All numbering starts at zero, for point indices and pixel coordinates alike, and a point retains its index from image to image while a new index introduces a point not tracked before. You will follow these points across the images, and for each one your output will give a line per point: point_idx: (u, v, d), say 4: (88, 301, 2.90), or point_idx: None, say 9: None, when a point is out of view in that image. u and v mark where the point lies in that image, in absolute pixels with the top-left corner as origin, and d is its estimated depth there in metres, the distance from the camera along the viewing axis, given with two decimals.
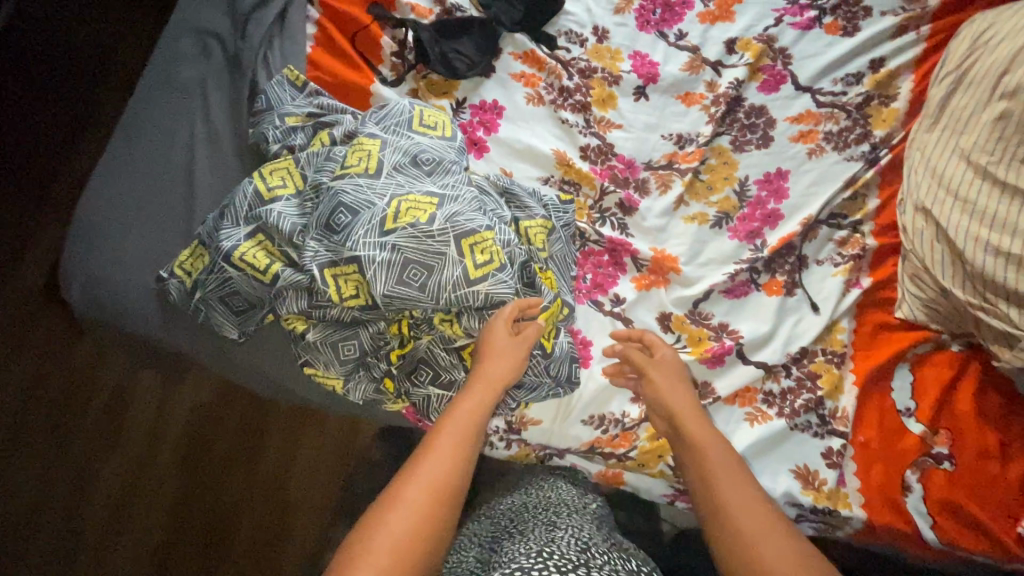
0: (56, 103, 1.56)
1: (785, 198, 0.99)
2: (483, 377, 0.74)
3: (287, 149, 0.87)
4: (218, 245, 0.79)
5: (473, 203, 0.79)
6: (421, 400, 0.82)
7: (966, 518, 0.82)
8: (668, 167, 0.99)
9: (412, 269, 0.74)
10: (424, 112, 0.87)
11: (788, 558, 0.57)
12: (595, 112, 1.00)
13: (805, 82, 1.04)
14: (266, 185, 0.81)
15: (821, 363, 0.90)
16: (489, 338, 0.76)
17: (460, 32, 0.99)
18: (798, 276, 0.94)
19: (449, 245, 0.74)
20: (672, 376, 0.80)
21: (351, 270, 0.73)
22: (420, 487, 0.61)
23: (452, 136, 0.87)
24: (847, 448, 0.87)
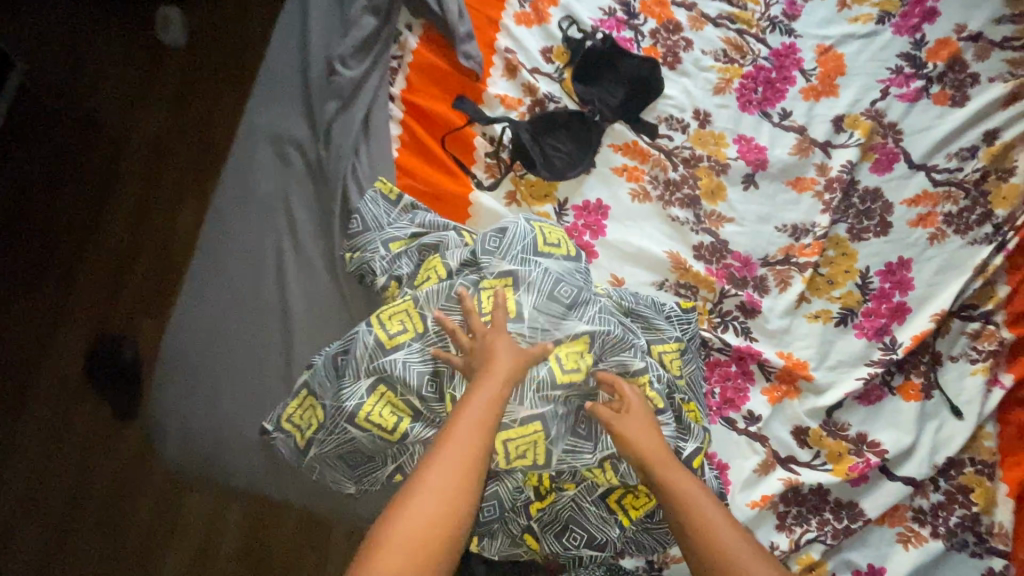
0: (78, 176, 1.46)
1: (910, 289, 0.93)
2: (492, 373, 0.65)
3: (395, 281, 0.82)
4: (339, 405, 0.72)
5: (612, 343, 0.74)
6: (570, 558, 0.75)
7: None
8: (786, 262, 0.93)
9: (581, 418, 0.74)
10: (544, 229, 0.81)
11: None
12: (704, 205, 0.94)
13: (918, 160, 0.98)
14: (385, 332, 0.74)
15: (971, 475, 0.85)
16: (489, 339, 0.68)
17: (558, 126, 0.92)
18: (933, 376, 0.89)
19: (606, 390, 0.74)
20: (646, 419, 0.68)
21: (534, 432, 0.69)
22: (436, 489, 0.56)
23: (577, 255, 0.81)
24: (1010, 568, 0.81)
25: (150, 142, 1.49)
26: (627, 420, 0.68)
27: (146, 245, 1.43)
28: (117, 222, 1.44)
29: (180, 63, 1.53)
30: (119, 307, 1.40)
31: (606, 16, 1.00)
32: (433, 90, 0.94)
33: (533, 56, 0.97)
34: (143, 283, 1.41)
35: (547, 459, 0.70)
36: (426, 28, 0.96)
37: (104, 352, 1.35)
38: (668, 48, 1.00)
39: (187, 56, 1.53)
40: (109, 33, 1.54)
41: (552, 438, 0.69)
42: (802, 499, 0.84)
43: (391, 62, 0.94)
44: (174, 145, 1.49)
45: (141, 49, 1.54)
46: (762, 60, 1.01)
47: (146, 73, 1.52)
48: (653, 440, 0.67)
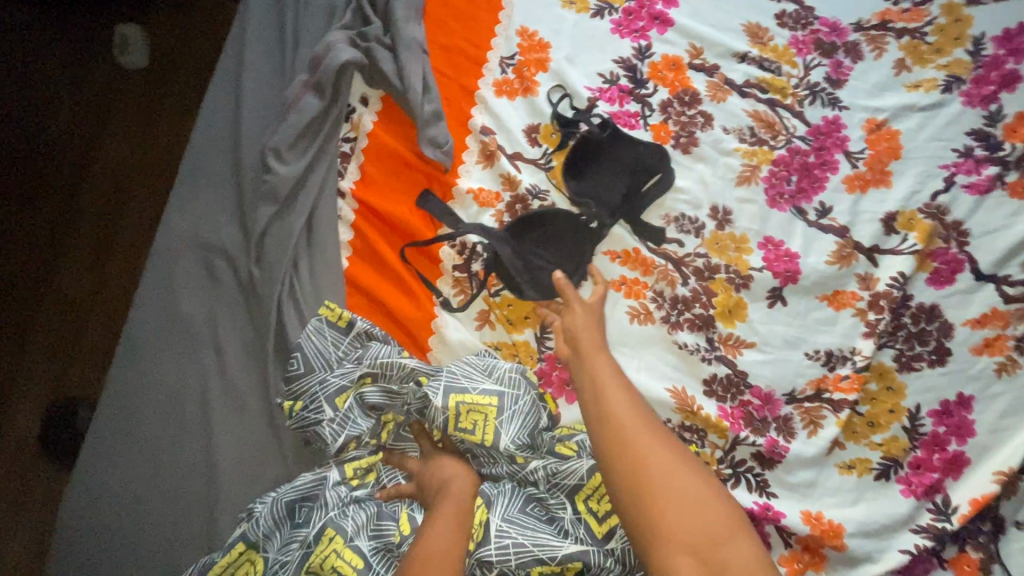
0: (32, 213, 1.25)
1: (970, 435, 0.76)
2: (447, 497, 0.64)
3: (351, 440, 0.68)
4: (284, 556, 0.64)
5: (558, 488, 0.67)
6: None
7: None
8: (817, 398, 0.77)
9: (535, 506, 0.65)
10: (460, 409, 0.67)
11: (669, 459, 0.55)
12: (719, 328, 0.77)
13: (988, 269, 0.79)
14: (350, 480, 0.70)
15: None
16: (438, 467, 0.67)
17: (542, 233, 0.76)
18: (995, 548, 0.73)
19: (565, 506, 0.66)
20: (592, 311, 0.71)
21: (477, 508, 0.64)
22: None
23: (494, 443, 0.66)
24: None
25: (111, 184, 1.28)
26: (570, 313, 0.71)
27: (106, 296, 1.23)
28: (73, 272, 1.23)
29: (144, 88, 1.33)
30: (81, 371, 1.19)
31: (606, 86, 0.83)
32: (390, 182, 0.77)
33: (514, 137, 0.80)
34: (105, 342, 1.21)
35: (484, 534, 0.62)
36: (386, 102, 0.80)
37: (58, 423, 1.13)
38: (681, 125, 0.82)
39: (149, 80, 1.33)
40: (68, 43, 1.31)
41: (491, 506, 0.64)
42: None
43: (342, 147, 0.78)
44: (135, 181, 1.28)
45: (102, 68, 1.32)
46: (797, 140, 0.82)
47: (109, 101, 1.31)
48: (591, 329, 0.69)
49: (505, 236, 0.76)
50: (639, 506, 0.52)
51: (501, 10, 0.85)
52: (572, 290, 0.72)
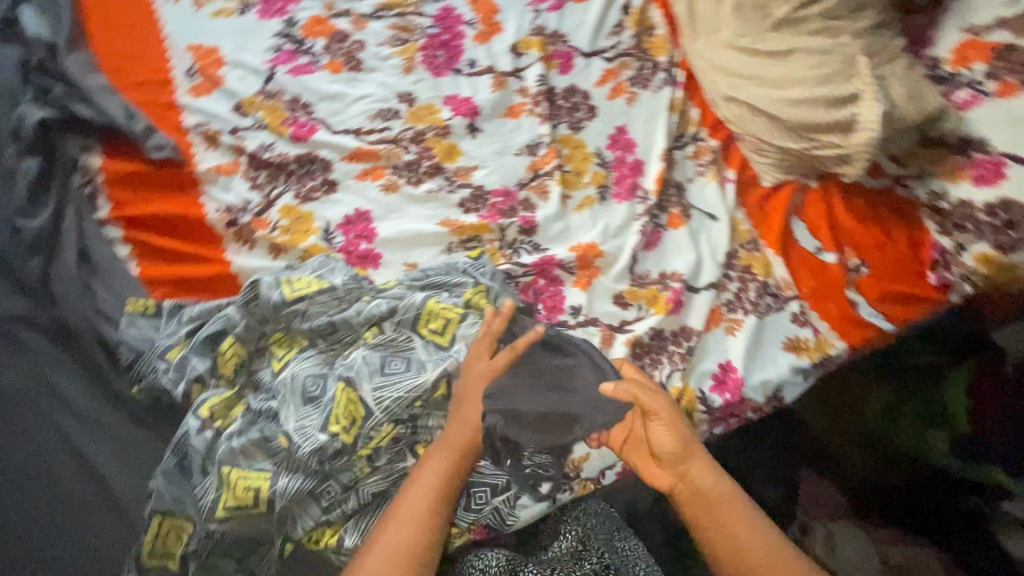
0: None
1: (635, 146, 1.10)
2: (448, 445, 0.73)
3: (196, 382, 0.78)
4: (201, 505, 0.71)
5: (403, 325, 0.79)
6: (492, 515, 0.84)
7: (901, 298, 1.03)
8: (537, 177, 1.05)
9: (390, 358, 0.76)
10: (292, 279, 0.82)
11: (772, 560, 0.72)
12: (448, 167, 1.03)
13: (588, 48, 1.15)
14: (213, 420, 0.75)
15: (745, 254, 1.03)
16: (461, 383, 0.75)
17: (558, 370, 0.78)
18: (685, 199, 1.07)
19: (412, 338, 0.79)
20: (677, 428, 0.79)
21: (341, 390, 0.72)
22: (390, 536, 0.67)
23: (332, 283, 0.82)
24: (805, 305, 1.01)
25: None
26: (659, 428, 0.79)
27: None
28: None
29: None
30: None
31: (277, 54, 1.04)
32: (143, 197, 0.91)
33: (225, 118, 0.98)
34: None
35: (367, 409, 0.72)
36: (104, 142, 0.93)
37: None
38: (345, 55, 1.07)
39: None
40: None
41: (357, 385, 0.73)
42: (646, 347, 0.95)
43: (85, 190, 0.90)
44: None
45: None
46: (429, 30, 1.12)
47: None
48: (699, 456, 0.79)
49: (511, 382, 0.74)
50: None
51: (163, 37, 1.01)
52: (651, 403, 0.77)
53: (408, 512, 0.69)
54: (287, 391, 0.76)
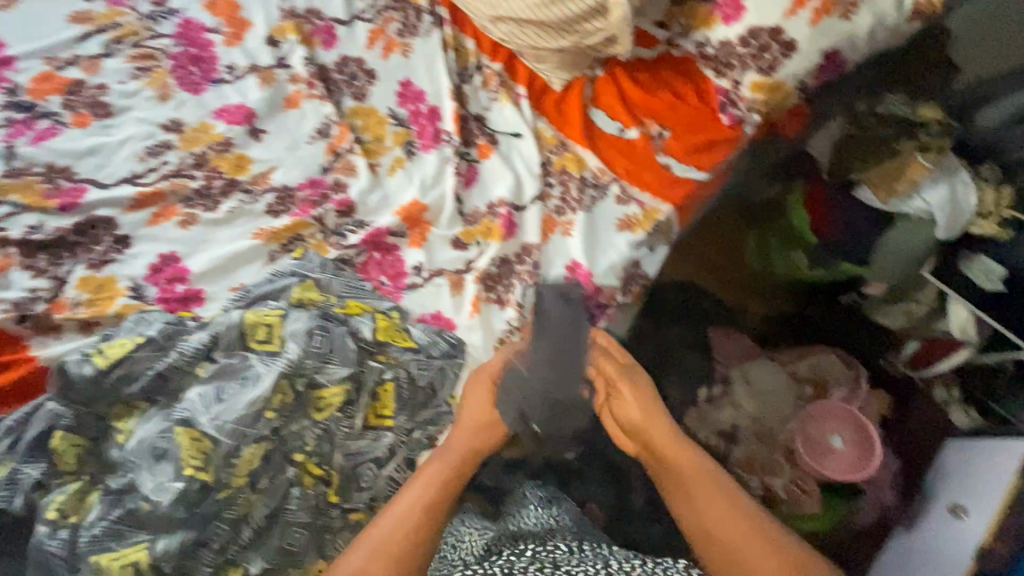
0: None
1: (424, 95, 1.11)
2: (445, 453, 0.80)
3: (36, 489, 0.72)
4: None
5: (232, 347, 0.77)
6: (390, 486, 0.80)
7: (705, 146, 1.10)
8: (338, 157, 1.04)
9: (222, 385, 0.73)
10: (102, 348, 0.76)
11: (733, 525, 0.77)
12: (244, 179, 1.00)
13: (346, 16, 1.13)
14: (66, 519, 0.71)
15: (558, 157, 1.07)
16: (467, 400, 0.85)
17: (557, 318, 0.90)
18: (487, 128, 1.09)
19: (245, 355, 0.76)
20: (640, 398, 0.87)
21: (181, 434, 0.69)
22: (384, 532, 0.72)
23: (147, 336, 0.77)
24: (624, 184, 1.06)
25: None
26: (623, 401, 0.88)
27: None
28: None
29: None
30: None
31: (10, 127, 0.95)
32: None
33: None
34: None
35: (212, 439, 0.69)
36: None
37: None
38: (90, 103, 0.99)
39: None
40: None
41: (196, 421, 0.70)
42: (495, 277, 0.98)
43: None
44: None
45: None
46: (171, 49, 1.06)
47: None
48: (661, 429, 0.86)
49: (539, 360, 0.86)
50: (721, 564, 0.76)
51: None
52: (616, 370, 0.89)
53: (402, 511, 0.74)
54: (137, 458, 0.71)
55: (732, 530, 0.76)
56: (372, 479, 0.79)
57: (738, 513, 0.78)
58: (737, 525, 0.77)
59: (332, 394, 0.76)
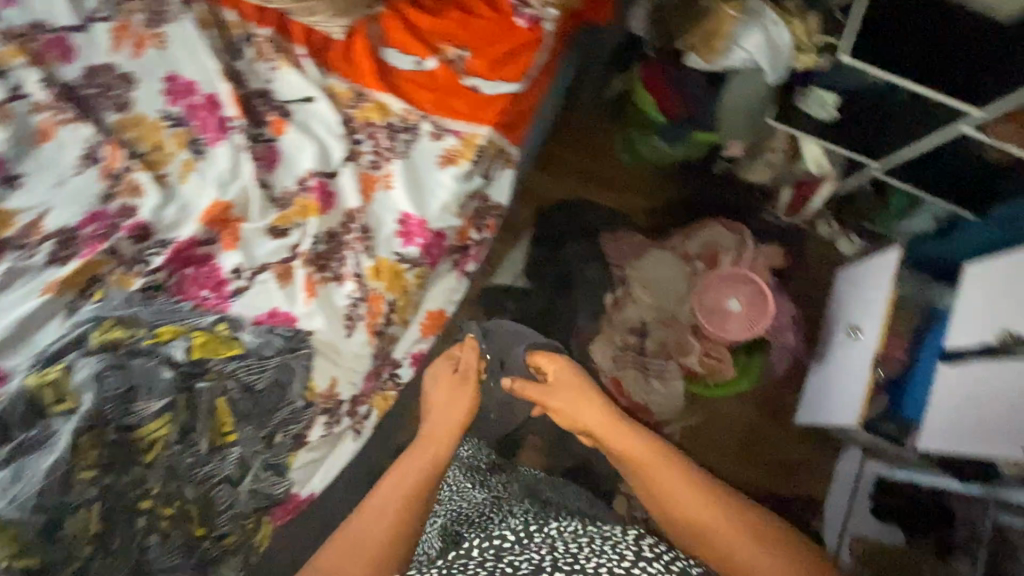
0: None
1: (196, 84, 0.99)
2: (420, 464, 0.92)
3: None
4: None
5: (29, 419, 0.69)
6: (256, 499, 0.77)
7: (509, 57, 1.05)
8: (116, 179, 0.92)
9: (20, 461, 0.66)
10: None
11: (671, 481, 0.88)
12: (11, 235, 0.88)
13: (77, 21, 0.98)
14: None
15: (361, 111, 1.00)
16: (444, 396, 1.07)
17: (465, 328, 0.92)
18: (276, 102, 1.00)
19: (43, 421, 0.69)
20: (573, 401, 1.08)
21: None
22: (375, 520, 0.80)
23: None
24: (436, 120, 1.01)
25: None
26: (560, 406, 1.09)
27: None
28: None
29: None
30: None
31: None
32: None
33: None
34: None
35: (16, 523, 0.62)
36: None
37: None
38: None
39: None
40: None
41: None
42: (325, 255, 0.92)
43: None
44: None
45: None
46: None
47: None
48: (593, 416, 1.04)
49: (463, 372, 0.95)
50: (678, 522, 0.85)
51: None
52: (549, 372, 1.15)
53: (383, 509, 0.82)
54: None
55: (670, 484, 0.88)
56: (231, 499, 0.75)
57: (677, 473, 0.89)
58: (673, 480, 0.88)
59: (155, 429, 0.71)
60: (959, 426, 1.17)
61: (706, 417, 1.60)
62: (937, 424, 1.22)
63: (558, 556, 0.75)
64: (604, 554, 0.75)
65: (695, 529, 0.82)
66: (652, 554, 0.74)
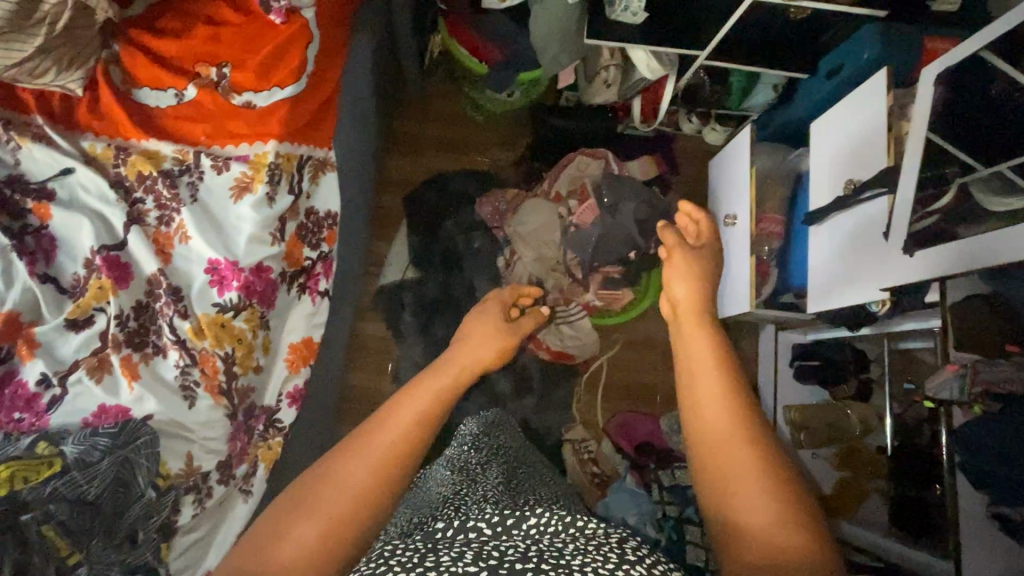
0: None
1: None
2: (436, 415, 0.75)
3: None
4: None
5: None
6: None
7: (272, 57, 0.94)
8: None
9: None
10: None
11: (726, 407, 0.68)
12: None
13: None
14: None
15: (129, 166, 0.91)
16: (480, 342, 1.06)
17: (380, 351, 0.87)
18: (31, 185, 0.89)
19: None
20: (683, 277, 0.97)
21: None
22: (362, 474, 0.66)
23: None
24: (216, 151, 0.94)
25: None
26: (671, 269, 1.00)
27: None
28: None
29: None
30: None
31: None
32: None
33: None
34: None
35: None
36: None
37: None
38: None
39: None
40: None
41: None
42: (140, 330, 0.86)
43: None
44: None
45: None
46: None
47: None
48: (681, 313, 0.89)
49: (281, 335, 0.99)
50: (705, 466, 0.66)
51: None
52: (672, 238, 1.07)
53: (371, 458, 0.67)
54: None
55: (723, 412, 0.68)
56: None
57: (734, 402, 0.69)
58: (727, 409, 0.68)
59: None
60: (840, 283, 1.15)
61: (628, 344, 1.60)
62: (827, 288, 1.20)
63: (542, 548, 0.65)
64: (591, 553, 0.62)
65: (710, 454, 0.66)
66: (636, 556, 0.61)
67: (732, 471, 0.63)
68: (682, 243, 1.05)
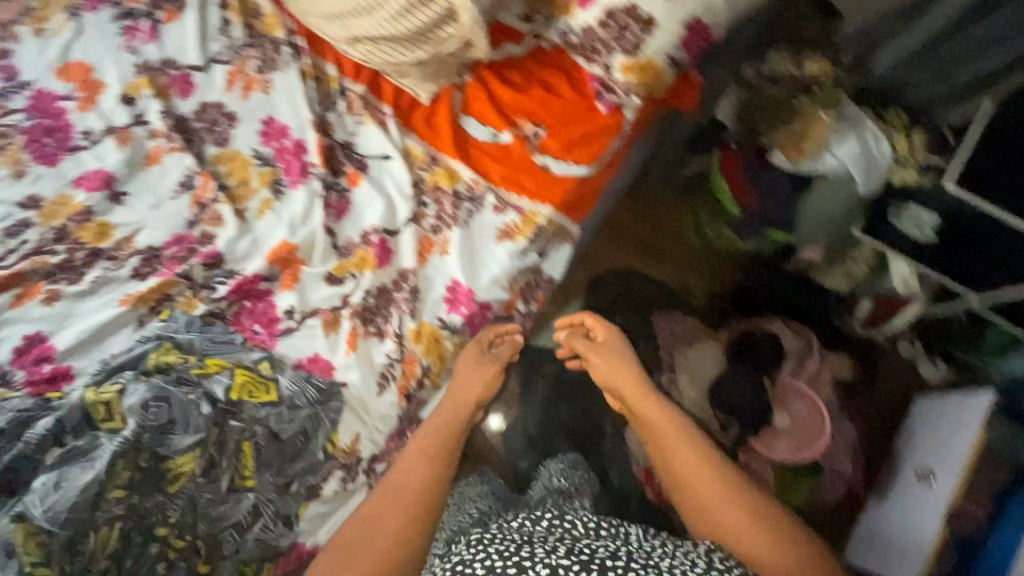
0: None
1: (289, 131, 1.05)
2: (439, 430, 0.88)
3: None
4: None
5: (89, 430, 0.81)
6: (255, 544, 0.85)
7: (583, 141, 1.05)
8: (206, 209, 0.99)
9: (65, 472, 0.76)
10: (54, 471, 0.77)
11: (690, 451, 0.88)
12: (107, 247, 0.95)
13: (201, 61, 1.06)
14: None
15: (430, 175, 1.04)
16: (466, 386, 0.93)
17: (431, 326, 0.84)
18: (355, 155, 1.06)
19: (96, 433, 0.80)
20: (605, 355, 1.07)
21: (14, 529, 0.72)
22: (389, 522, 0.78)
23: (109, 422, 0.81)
24: (500, 192, 1.03)
25: None
26: (592, 361, 1.07)
27: None
28: None
29: None
30: None
31: None
32: None
33: None
34: None
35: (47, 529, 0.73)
36: None
37: None
38: None
39: None
40: None
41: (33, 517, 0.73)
42: (373, 309, 0.96)
43: None
44: None
45: None
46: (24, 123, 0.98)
47: None
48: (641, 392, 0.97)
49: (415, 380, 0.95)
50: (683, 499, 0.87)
51: None
52: (587, 352, 1.08)
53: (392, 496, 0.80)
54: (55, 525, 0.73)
55: (689, 458, 0.87)
56: (239, 542, 0.84)
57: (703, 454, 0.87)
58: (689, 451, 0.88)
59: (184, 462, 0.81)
60: None
61: None
62: None
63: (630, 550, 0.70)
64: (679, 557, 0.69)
65: (696, 495, 0.84)
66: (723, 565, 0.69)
67: (727, 522, 0.80)
68: (591, 345, 1.08)
